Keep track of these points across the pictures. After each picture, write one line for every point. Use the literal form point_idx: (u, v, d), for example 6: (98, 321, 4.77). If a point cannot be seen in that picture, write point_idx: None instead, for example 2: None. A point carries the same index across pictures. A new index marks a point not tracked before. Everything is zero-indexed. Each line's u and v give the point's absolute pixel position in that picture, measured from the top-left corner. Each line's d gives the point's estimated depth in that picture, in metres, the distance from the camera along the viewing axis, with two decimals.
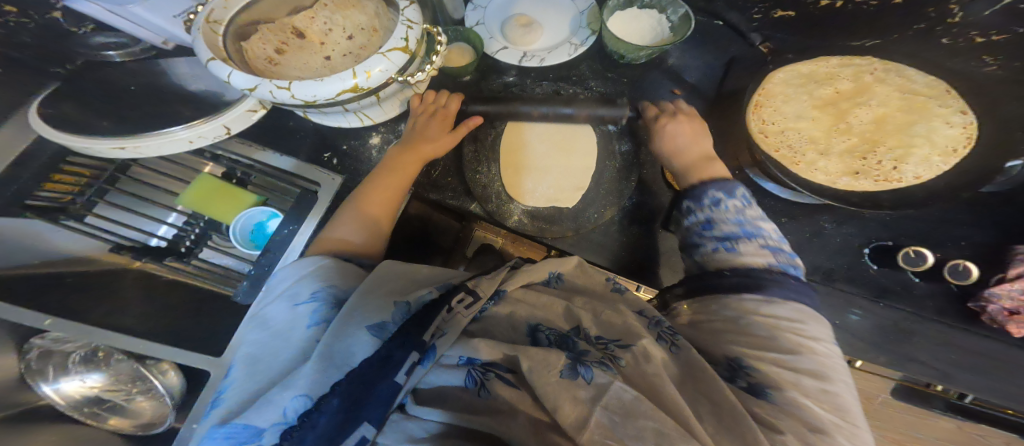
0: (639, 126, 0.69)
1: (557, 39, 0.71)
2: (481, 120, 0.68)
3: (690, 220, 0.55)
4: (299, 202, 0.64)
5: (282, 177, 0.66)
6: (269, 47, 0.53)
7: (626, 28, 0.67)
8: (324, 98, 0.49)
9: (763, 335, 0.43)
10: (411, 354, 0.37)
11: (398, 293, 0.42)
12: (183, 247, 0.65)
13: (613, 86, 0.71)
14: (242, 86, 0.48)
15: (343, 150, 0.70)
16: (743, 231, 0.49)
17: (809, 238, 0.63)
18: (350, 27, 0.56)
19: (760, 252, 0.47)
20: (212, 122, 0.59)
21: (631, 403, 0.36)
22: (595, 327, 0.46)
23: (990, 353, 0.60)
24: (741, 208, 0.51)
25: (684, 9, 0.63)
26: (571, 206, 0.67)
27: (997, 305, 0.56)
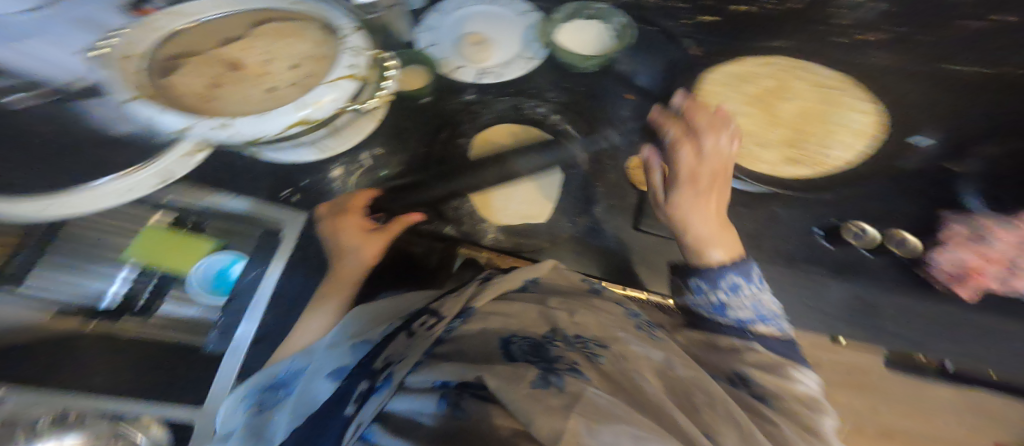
0: (598, 132, 0.71)
1: (510, 53, 0.70)
2: (445, 141, 0.69)
3: (697, 296, 0.60)
4: (267, 244, 0.65)
5: (244, 221, 0.63)
6: (203, 82, 0.53)
7: (573, 39, 0.70)
8: (272, 133, 0.49)
9: (747, 363, 0.49)
10: (363, 384, 0.43)
11: (359, 334, 0.54)
12: (138, 304, 0.63)
13: (569, 95, 0.72)
14: (176, 126, 0.49)
15: (304, 185, 0.66)
16: (758, 316, 0.55)
17: (767, 224, 0.65)
18: (293, 57, 0.55)
19: (768, 332, 0.55)
20: (148, 169, 0.49)
21: (606, 407, 0.33)
22: (570, 327, 0.46)
23: (946, 316, 0.63)
24: (754, 295, 0.56)
25: (623, 19, 0.68)
26: (544, 221, 0.72)
27: (937, 268, 0.61)
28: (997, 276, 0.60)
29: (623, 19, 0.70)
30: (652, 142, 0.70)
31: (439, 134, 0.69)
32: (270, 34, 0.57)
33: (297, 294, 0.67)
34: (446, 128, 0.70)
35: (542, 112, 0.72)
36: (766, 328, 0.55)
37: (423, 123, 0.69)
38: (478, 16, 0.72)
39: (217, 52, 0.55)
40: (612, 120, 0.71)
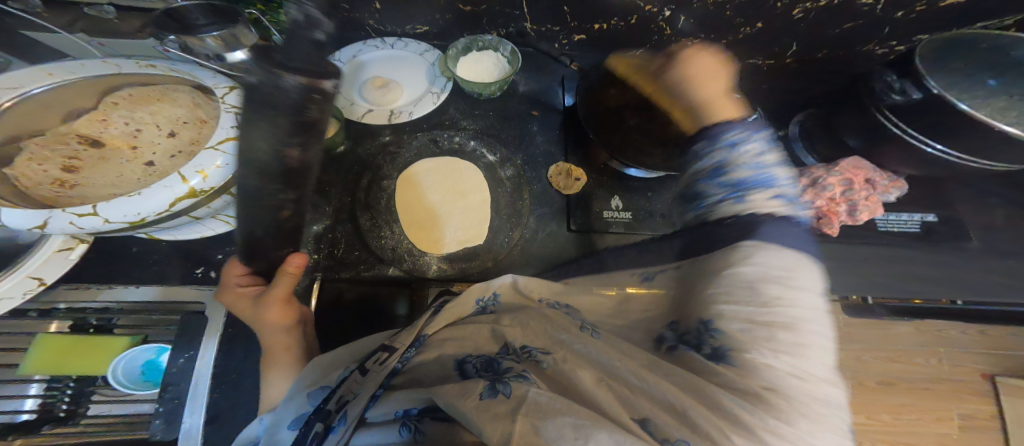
0: (515, 149, 0.76)
1: (417, 91, 0.75)
2: (368, 187, 0.70)
3: (715, 154, 0.45)
4: (184, 329, 0.60)
5: (156, 308, 0.62)
6: (51, 168, 0.47)
7: (473, 71, 0.73)
8: (155, 213, 0.43)
9: (733, 284, 0.37)
10: (318, 425, 0.39)
11: (314, 381, 0.46)
12: (60, 411, 0.58)
13: (483, 121, 0.77)
14: (27, 225, 0.41)
15: (219, 259, 0.65)
16: (756, 179, 0.42)
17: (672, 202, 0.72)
18: (166, 123, 0.51)
19: (771, 203, 0.41)
20: (12, 277, 0.49)
21: (549, 404, 0.37)
22: (520, 336, 0.48)
23: (836, 253, 0.71)
24: (761, 152, 0.43)
25: (511, 46, 0.73)
26: (481, 241, 0.70)
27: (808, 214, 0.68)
28: (849, 212, 0.67)
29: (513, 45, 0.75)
30: (562, 150, 0.76)
31: (360, 182, 0.70)
32: (128, 100, 0.51)
33: (237, 368, 0.62)
34: (366, 173, 0.71)
35: (458, 140, 0.75)
36: (762, 197, 0.41)
37: (345, 173, 0.71)
38: (378, 61, 0.76)
39: (68, 127, 0.49)
40: (524, 136, 0.76)
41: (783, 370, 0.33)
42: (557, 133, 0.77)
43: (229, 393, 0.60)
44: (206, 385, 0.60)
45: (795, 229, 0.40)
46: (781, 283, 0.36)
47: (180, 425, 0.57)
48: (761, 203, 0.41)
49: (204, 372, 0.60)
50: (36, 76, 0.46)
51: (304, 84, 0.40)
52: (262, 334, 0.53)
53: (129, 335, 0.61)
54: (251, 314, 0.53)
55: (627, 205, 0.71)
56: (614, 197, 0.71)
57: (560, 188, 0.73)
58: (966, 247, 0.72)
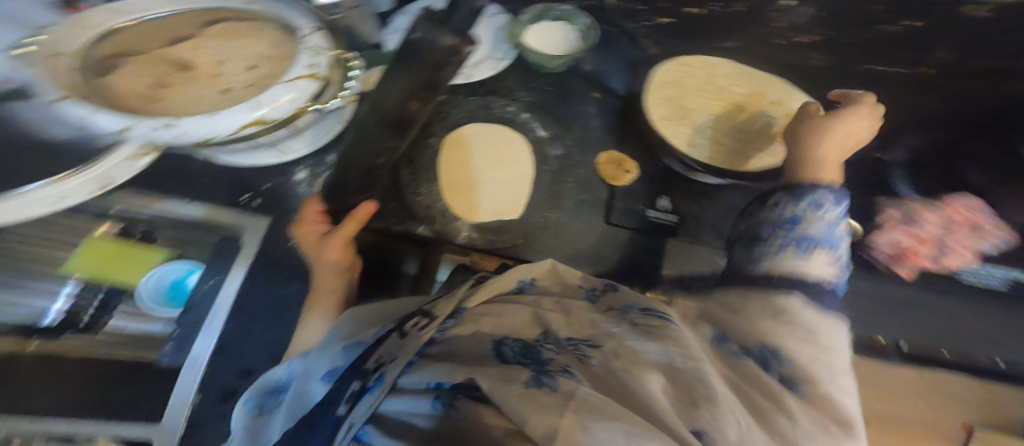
0: (568, 130, 0.73)
1: (480, 54, 0.74)
2: (415, 142, 0.69)
3: (769, 215, 0.52)
4: (224, 250, 0.65)
5: (199, 226, 0.64)
6: (144, 82, 0.52)
7: (540, 41, 0.72)
8: (224, 134, 0.47)
9: (796, 328, 0.39)
10: (355, 384, 0.42)
11: (349, 336, 0.49)
12: (82, 320, 0.65)
13: (539, 95, 0.75)
14: (112, 128, 0.46)
15: (265, 189, 0.66)
16: (812, 243, 0.47)
17: (723, 212, 0.70)
18: (250, 57, 0.55)
19: (826, 265, 0.46)
20: (79, 170, 0.51)
21: (604, 405, 0.32)
22: (564, 328, 0.44)
23: (874, 292, 0.70)
24: (835, 221, 0.49)
25: (587, 19, 0.72)
26: (515, 216, 0.68)
27: (881, 253, 0.70)
28: (936, 255, 0.69)
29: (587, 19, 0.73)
30: (615, 139, 0.73)
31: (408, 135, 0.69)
32: (222, 33, 0.57)
33: (261, 300, 0.64)
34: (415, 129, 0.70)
35: (511, 110, 0.73)
36: (822, 261, 0.46)
37: None
38: None
39: (166, 50, 0.54)
40: (579, 118, 0.74)
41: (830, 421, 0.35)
42: (614, 121, 0.74)
43: (249, 324, 0.63)
44: (223, 313, 0.62)
45: (824, 295, 0.43)
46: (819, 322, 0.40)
47: (187, 351, 0.60)
48: (816, 265, 0.46)
49: (225, 300, 0.63)
50: (152, 3, 0.55)
51: (454, 45, 0.51)
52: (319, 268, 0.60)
53: (166, 251, 0.68)
54: (313, 249, 0.61)
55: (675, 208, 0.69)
56: (662, 197, 0.69)
57: (607, 178, 0.70)
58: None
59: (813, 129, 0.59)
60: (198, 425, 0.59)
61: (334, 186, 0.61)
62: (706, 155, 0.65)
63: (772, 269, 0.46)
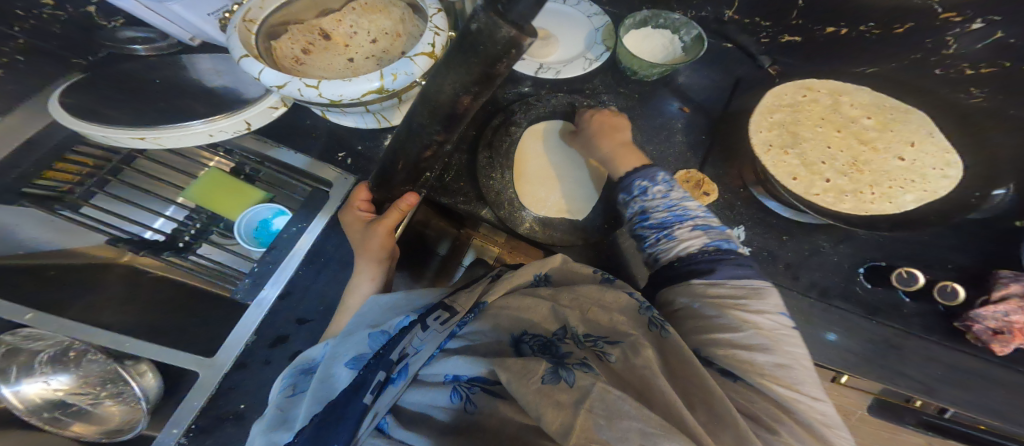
0: (651, 141, 0.72)
1: (572, 53, 0.76)
2: (497, 127, 0.70)
3: (628, 205, 0.61)
4: (310, 201, 0.71)
5: (295, 174, 0.73)
6: (296, 48, 0.61)
7: (638, 46, 0.75)
8: (350, 97, 0.55)
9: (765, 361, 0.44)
10: (381, 374, 0.43)
11: (376, 324, 0.51)
12: (181, 242, 0.73)
13: (624, 101, 0.74)
14: (272, 83, 0.54)
15: (358, 150, 0.73)
16: (674, 216, 0.56)
17: (808, 255, 0.66)
18: (374, 32, 0.64)
19: (694, 235, 0.54)
20: (233, 117, 0.63)
21: (616, 404, 0.37)
22: (583, 324, 0.48)
23: (969, 370, 0.62)
24: (665, 193, 0.58)
25: (697, 30, 0.71)
26: (580, 217, 0.68)
27: (982, 324, 0.59)
28: None
29: (697, 31, 0.72)
30: (699, 159, 0.71)
31: (491, 121, 0.71)
32: (361, 8, 0.66)
33: (331, 255, 0.69)
34: (499, 115, 0.71)
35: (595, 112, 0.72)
36: (689, 232, 0.55)
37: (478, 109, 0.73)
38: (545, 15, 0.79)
39: (316, 22, 0.63)
40: (665, 130, 0.73)
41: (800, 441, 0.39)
42: (701, 139, 0.72)
43: (314, 274, 0.68)
44: (298, 260, 0.67)
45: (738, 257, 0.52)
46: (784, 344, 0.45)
47: (259, 291, 0.66)
48: (693, 238, 0.54)
49: (303, 247, 0.68)
50: None
51: (512, 39, 0.32)
52: (362, 251, 0.62)
53: (262, 191, 0.75)
54: (358, 234, 0.63)
55: (751, 240, 0.66)
56: (739, 226, 0.67)
57: None
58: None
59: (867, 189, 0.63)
60: (251, 362, 0.64)
61: (378, 178, 0.56)
62: (803, 188, 0.66)
63: (667, 255, 0.55)
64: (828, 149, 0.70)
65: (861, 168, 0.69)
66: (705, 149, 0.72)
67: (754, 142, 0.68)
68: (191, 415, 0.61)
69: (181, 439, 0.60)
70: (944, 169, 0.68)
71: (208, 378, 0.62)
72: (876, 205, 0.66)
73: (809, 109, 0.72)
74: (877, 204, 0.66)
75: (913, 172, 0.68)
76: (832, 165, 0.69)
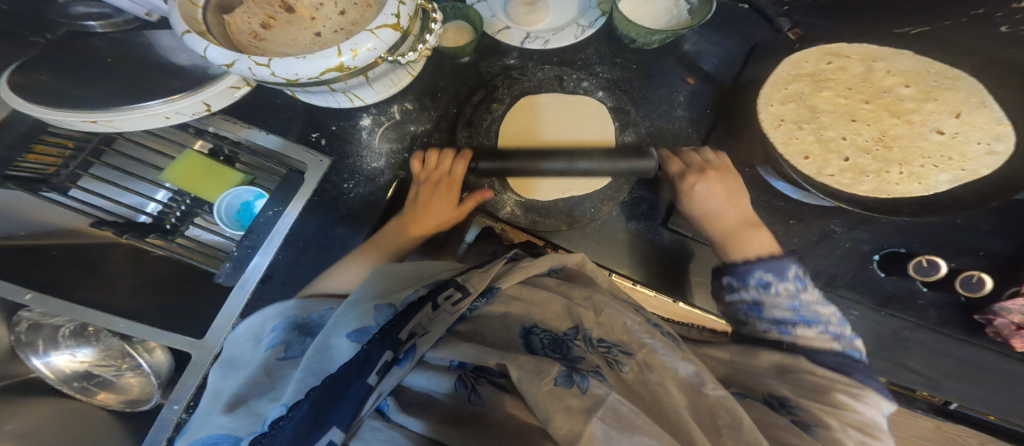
0: (647, 117, 0.69)
1: (563, 19, 0.70)
2: (477, 104, 0.69)
3: (732, 296, 0.55)
4: (285, 183, 0.66)
5: (272, 157, 0.69)
6: (254, 22, 0.57)
7: (637, 10, 0.68)
8: (307, 77, 0.50)
9: (800, 386, 0.43)
10: (386, 354, 0.37)
11: (380, 296, 0.43)
12: (168, 224, 0.69)
13: (620, 72, 0.70)
14: (220, 62, 0.50)
15: (332, 130, 0.70)
16: (799, 318, 0.49)
17: (816, 241, 0.62)
18: (342, 3, 0.58)
19: (819, 339, 0.48)
20: (193, 97, 0.61)
21: (628, 416, 0.34)
22: (595, 328, 0.46)
23: (985, 364, 0.59)
24: (795, 293, 0.50)
25: None
26: (566, 198, 0.66)
27: (1005, 319, 0.54)
28: None
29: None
30: (703, 136, 0.68)
31: (472, 97, 0.69)
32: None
33: (310, 238, 0.67)
34: (480, 91, 0.69)
35: (586, 86, 0.70)
36: (815, 333, 0.48)
37: (460, 84, 0.70)
38: None
39: None
40: (663, 104, 0.70)
41: None
42: (705, 114, 0.69)
43: (295, 258, 0.66)
44: (276, 244, 0.64)
45: (858, 368, 0.46)
46: (849, 394, 0.41)
47: (242, 273, 0.62)
48: (816, 340, 0.48)
49: (281, 230, 0.64)
50: None
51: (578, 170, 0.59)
52: (426, 212, 0.63)
53: (242, 173, 0.69)
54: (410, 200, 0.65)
55: None
56: None
57: None
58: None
59: (715, 196, 0.59)
60: None
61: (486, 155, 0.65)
62: (814, 170, 0.61)
63: (796, 344, 0.49)
64: (855, 124, 0.63)
65: (889, 143, 0.63)
66: (709, 125, 0.68)
67: (763, 117, 0.63)
68: (188, 393, 0.62)
69: (182, 415, 0.62)
70: (991, 143, 0.59)
71: (202, 357, 0.63)
72: (901, 186, 0.60)
73: (833, 78, 0.65)
74: (901, 185, 0.60)
75: (949, 147, 0.61)
76: (853, 141, 0.63)
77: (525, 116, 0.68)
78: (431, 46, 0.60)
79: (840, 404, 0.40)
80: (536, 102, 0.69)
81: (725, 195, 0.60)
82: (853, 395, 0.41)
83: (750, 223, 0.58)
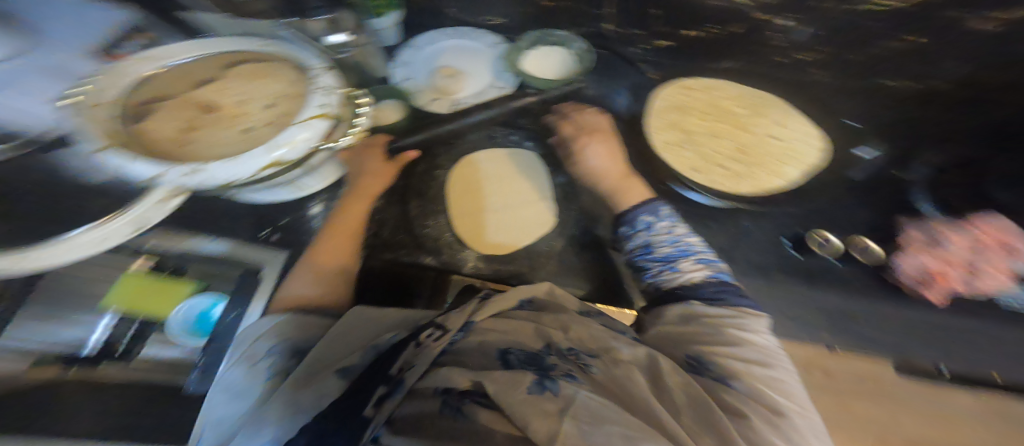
0: (572, 159, 0.77)
1: (482, 84, 0.76)
2: (422, 175, 0.73)
3: (629, 245, 0.61)
4: (245, 286, 0.67)
5: (223, 261, 0.68)
6: (174, 127, 0.57)
7: (538, 66, 0.77)
8: (241, 177, 0.53)
9: (716, 340, 0.49)
10: (380, 387, 0.39)
11: (369, 340, 0.47)
12: (117, 350, 0.65)
13: (540, 122, 0.79)
14: (148, 175, 0.52)
15: (283, 224, 0.71)
16: (680, 251, 0.58)
17: (739, 237, 0.69)
18: (267, 97, 0.60)
19: (698, 268, 0.57)
20: (122, 212, 0.55)
21: (597, 410, 0.38)
22: (567, 341, 0.49)
23: (915, 318, 0.65)
24: (671, 228, 0.60)
25: (583, 44, 0.77)
26: (521, 246, 0.70)
27: (904, 274, 0.64)
28: (966, 280, 0.62)
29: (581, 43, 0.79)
30: None
31: (416, 168, 0.74)
32: (240, 74, 0.62)
33: None
34: (422, 161, 0.74)
35: (513, 139, 0.78)
36: (693, 262, 0.57)
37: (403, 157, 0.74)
38: (448, 53, 0.80)
39: (192, 95, 0.59)
40: None
41: (783, 403, 0.45)
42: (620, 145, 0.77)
43: None
44: None
45: (734, 289, 0.56)
46: (739, 330, 0.51)
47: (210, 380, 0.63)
48: (695, 270, 0.57)
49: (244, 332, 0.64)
50: (184, 48, 0.61)
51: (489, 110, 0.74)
52: (362, 178, 0.68)
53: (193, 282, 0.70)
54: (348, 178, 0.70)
55: None
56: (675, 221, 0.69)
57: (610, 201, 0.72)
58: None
59: (600, 157, 0.71)
60: None
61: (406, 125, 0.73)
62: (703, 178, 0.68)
63: (685, 277, 0.57)
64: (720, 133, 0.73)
65: (748, 149, 0.72)
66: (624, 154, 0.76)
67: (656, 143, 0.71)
68: None
69: None
70: (808, 138, 0.71)
71: None
72: (769, 181, 0.69)
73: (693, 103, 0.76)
74: (767, 179, 0.69)
75: (789, 147, 0.71)
76: (722, 150, 0.71)
77: (460, 180, 0.74)
78: (364, 127, 0.65)
79: (738, 342, 0.49)
80: (473, 160, 0.76)
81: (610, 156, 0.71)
82: (760, 363, 0.48)
83: (625, 175, 0.69)
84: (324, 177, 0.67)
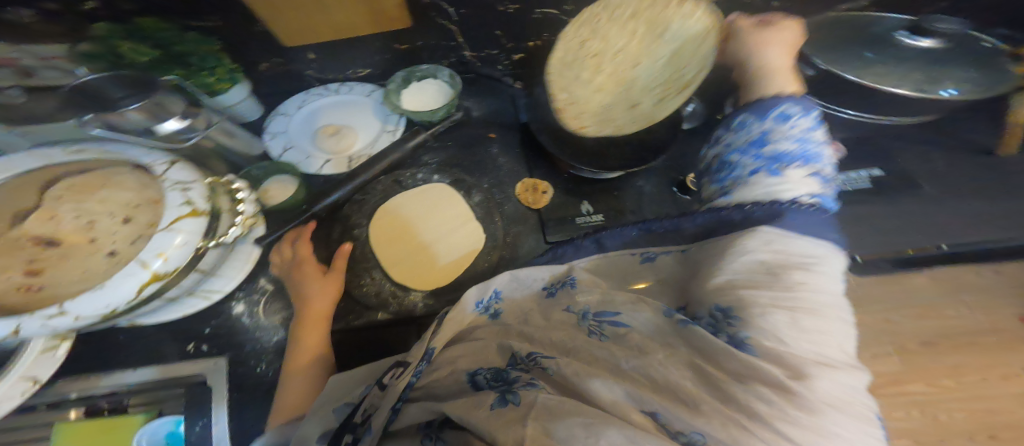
0: (484, 176, 0.80)
1: (372, 132, 0.80)
2: (341, 238, 0.74)
3: (727, 129, 0.59)
4: (194, 399, 0.65)
5: (162, 384, 0.66)
6: (15, 276, 0.46)
7: (416, 101, 0.80)
8: (124, 303, 0.47)
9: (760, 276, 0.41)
10: (348, 435, 0.43)
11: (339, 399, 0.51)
12: None
13: (444, 152, 0.82)
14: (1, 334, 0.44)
15: (207, 333, 0.68)
16: (787, 158, 0.51)
17: (640, 198, 0.77)
18: (119, 209, 0.50)
19: (804, 181, 0.50)
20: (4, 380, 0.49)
21: (556, 406, 0.39)
22: (531, 344, 0.48)
23: None
24: (809, 129, 0.53)
25: (449, 72, 0.81)
26: (460, 271, 0.72)
27: None
28: None
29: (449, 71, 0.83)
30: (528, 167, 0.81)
31: (332, 234, 0.74)
32: (69, 192, 0.50)
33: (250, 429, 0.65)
34: (336, 225, 0.75)
35: (421, 176, 0.80)
36: (801, 172, 0.50)
37: (320, 227, 0.74)
38: (326, 112, 0.82)
39: (16, 231, 0.47)
40: (486, 160, 0.82)
41: (809, 356, 0.37)
42: (518, 152, 0.83)
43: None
44: None
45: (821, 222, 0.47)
46: (801, 273, 0.41)
47: None
48: (800, 179, 0.50)
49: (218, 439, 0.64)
50: None
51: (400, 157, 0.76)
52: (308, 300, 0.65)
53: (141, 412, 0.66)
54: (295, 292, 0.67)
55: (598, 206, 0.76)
56: (585, 201, 0.76)
57: (530, 205, 0.77)
58: (921, 194, 0.81)
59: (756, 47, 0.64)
60: None
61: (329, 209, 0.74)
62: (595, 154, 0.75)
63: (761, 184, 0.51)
64: None
65: None
66: (527, 157, 0.82)
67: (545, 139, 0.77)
68: None
69: None
70: None
71: None
72: None
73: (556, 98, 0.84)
74: None
75: None
76: None
77: (387, 229, 0.74)
78: (249, 212, 0.63)
79: (794, 286, 0.40)
80: (387, 208, 0.76)
81: (790, 48, 0.64)
82: (802, 309, 0.39)
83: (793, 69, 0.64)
84: (230, 273, 0.66)
